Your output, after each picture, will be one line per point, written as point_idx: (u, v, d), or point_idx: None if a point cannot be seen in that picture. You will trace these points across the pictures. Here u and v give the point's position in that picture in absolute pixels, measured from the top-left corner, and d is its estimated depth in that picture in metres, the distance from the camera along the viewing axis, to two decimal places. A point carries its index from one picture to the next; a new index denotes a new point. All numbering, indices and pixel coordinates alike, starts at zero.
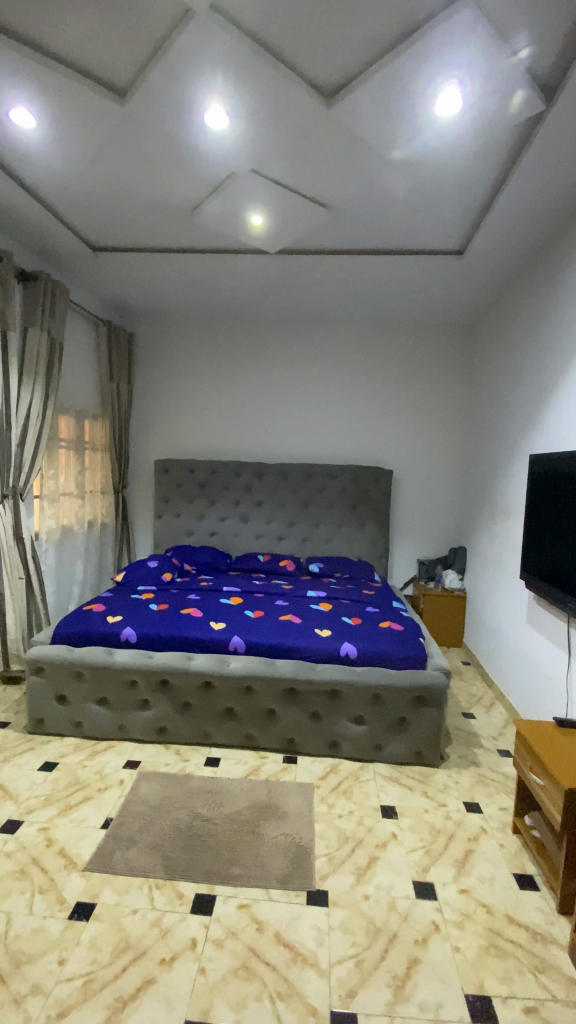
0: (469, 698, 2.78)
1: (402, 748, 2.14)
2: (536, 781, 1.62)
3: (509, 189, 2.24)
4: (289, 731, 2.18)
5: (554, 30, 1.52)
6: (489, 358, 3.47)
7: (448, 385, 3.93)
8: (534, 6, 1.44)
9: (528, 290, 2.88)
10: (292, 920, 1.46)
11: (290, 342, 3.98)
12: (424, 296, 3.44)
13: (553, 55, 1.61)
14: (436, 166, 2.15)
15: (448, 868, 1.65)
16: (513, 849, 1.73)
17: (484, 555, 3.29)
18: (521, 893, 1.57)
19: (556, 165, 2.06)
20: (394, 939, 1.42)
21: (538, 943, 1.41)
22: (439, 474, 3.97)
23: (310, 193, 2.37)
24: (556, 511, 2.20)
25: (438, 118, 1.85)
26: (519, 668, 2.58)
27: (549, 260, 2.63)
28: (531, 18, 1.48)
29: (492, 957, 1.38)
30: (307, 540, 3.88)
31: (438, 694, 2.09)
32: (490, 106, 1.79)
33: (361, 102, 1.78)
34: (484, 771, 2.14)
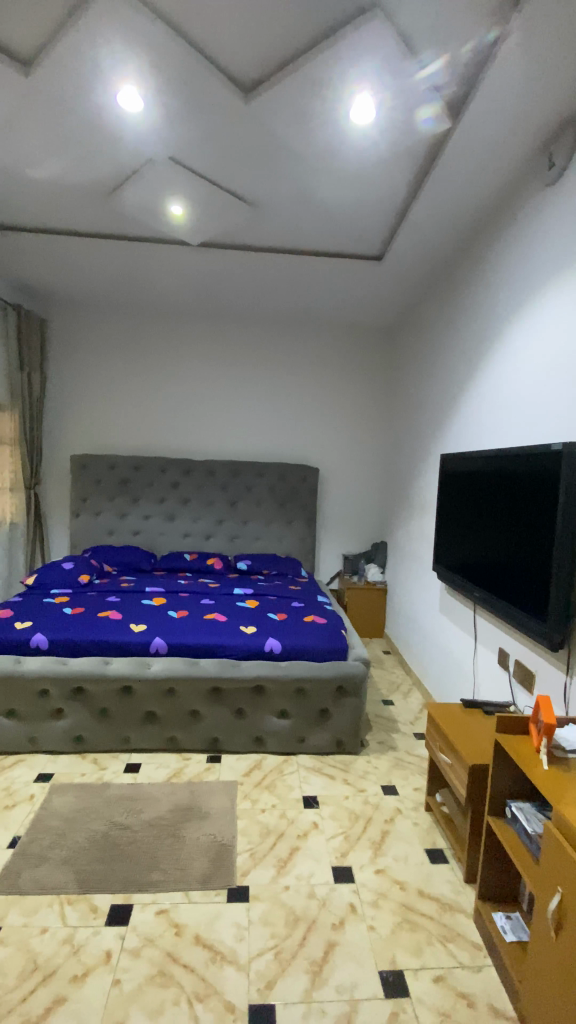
0: (389, 686, 2.91)
1: (324, 739, 2.19)
2: (445, 761, 1.73)
3: (421, 199, 2.34)
4: (213, 730, 2.16)
5: (457, 57, 1.61)
6: (406, 361, 3.63)
7: (370, 386, 4.06)
8: (438, 30, 1.52)
9: (441, 299, 3.05)
10: (212, 919, 1.45)
11: (217, 338, 3.93)
12: (346, 298, 3.53)
13: (457, 82, 1.71)
14: (353, 172, 2.20)
15: (365, 850, 1.72)
16: (426, 826, 1.84)
17: (403, 549, 3.45)
18: (432, 867, 1.66)
19: (462, 181, 2.19)
20: (312, 926, 1.45)
21: (446, 913, 1.51)
22: (363, 471, 4.10)
23: (230, 187, 2.35)
24: (464, 506, 2.35)
25: (353, 125, 1.90)
26: (433, 655, 2.73)
27: (459, 270, 2.79)
28: (436, 42, 1.56)
29: (404, 931, 1.45)
30: (234, 537, 3.86)
31: (357, 684, 2.16)
32: (400, 118, 1.87)
33: (278, 99, 1.79)
34: (400, 754, 2.25)
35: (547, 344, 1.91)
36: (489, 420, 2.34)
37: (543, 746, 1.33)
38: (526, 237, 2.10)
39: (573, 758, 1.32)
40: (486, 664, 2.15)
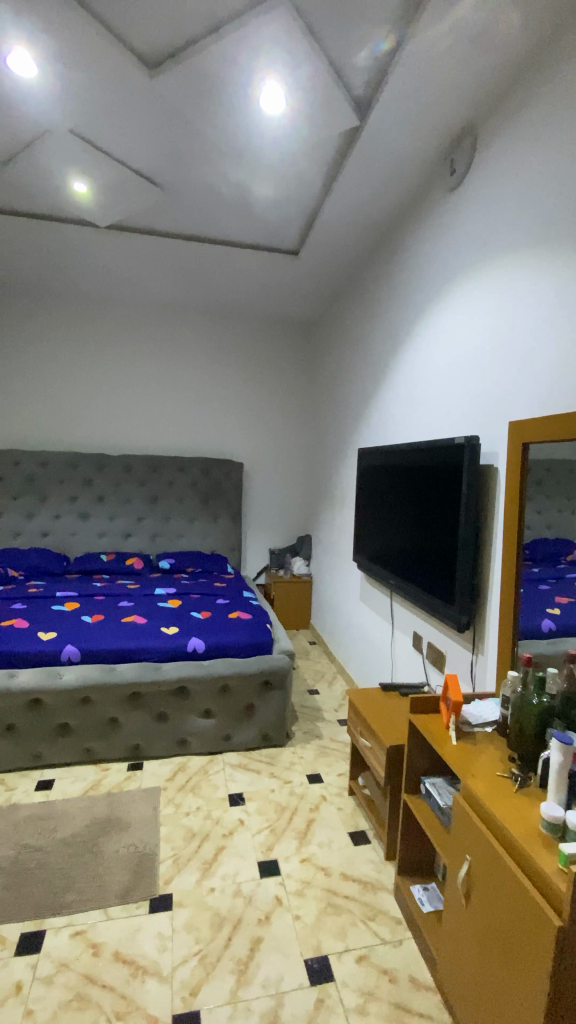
0: (314, 676, 2.96)
1: (250, 734, 2.18)
2: (365, 744, 1.78)
3: (334, 195, 2.37)
4: (133, 737, 2.08)
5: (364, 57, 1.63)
6: (326, 356, 3.69)
7: (291, 380, 4.08)
8: (344, 28, 1.52)
9: (356, 296, 3.12)
10: (133, 933, 1.40)
11: (132, 328, 3.76)
12: (264, 291, 3.51)
13: (364, 83, 1.75)
14: (265, 162, 2.18)
15: (290, 841, 1.73)
16: (349, 810, 1.89)
17: (326, 541, 3.51)
18: (355, 849, 1.71)
19: (371, 181, 2.25)
20: (238, 925, 1.44)
21: (368, 892, 1.56)
22: (286, 465, 4.13)
23: (139, 167, 2.23)
24: (380, 497, 2.43)
25: (263, 113, 1.88)
26: (355, 643, 2.81)
27: (372, 268, 2.87)
28: (342, 39, 1.56)
29: (329, 916, 1.48)
30: (156, 535, 3.73)
31: (282, 676, 2.17)
32: (310, 111, 1.87)
33: (185, 78, 1.72)
34: (325, 742, 2.29)
35: (451, 344, 2.02)
36: (400, 415, 2.44)
37: (452, 722, 1.41)
38: (431, 241, 2.20)
39: (479, 731, 1.41)
40: (403, 648, 2.24)
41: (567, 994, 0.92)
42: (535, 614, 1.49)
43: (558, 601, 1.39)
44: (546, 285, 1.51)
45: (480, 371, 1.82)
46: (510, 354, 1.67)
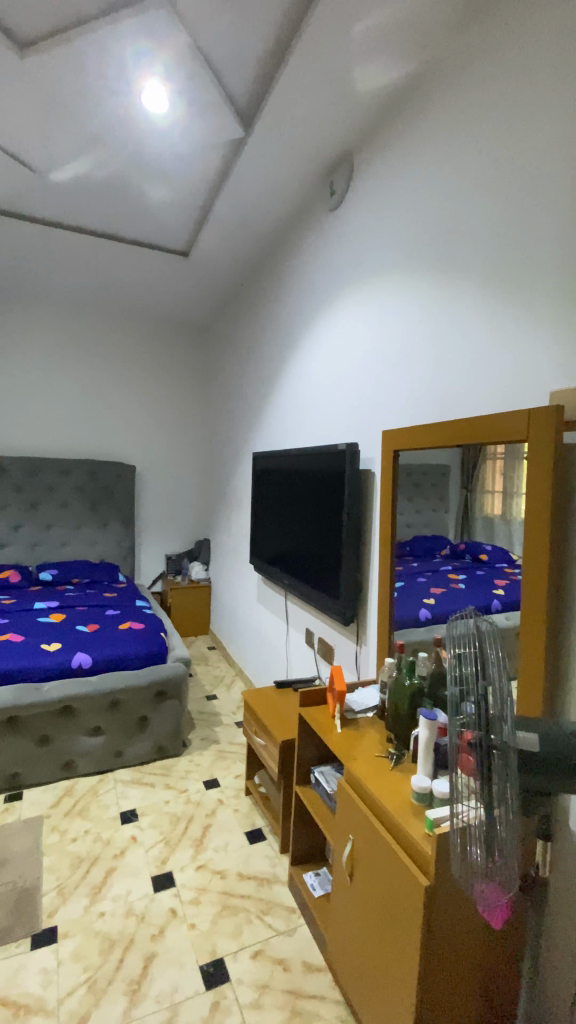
0: (212, 681, 2.94)
1: (144, 748, 2.12)
2: (260, 743, 1.82)
3: (222, 202, 2.39)
4: (11, 765, 1.91)
5: (247, 71, 1.67)
6: (220, 360, 3.70)
7: (185, 383, 4.03)
8: (226, 40, 1.55)
9: (247, 302, 3.17)
10: (11, 975, 1.29)
11: (5, 319, 3.45)
12: (155, 291, 3.43)
13: (248, 95, 1.79)
14: (151, 160, 2.13)
15: (186, 851, 1.71)
16: (246, 810, 1.91)
17: (223, 544, 3.51)
18: (252, 848, 1.74)
19: (258, 192, 2.30)
20: (130, 944, 1.39)
21: (264, 888, 1.59)
22: (182, 468, 4.06)
23: (7, 147, 2.06)
24: (272, 499, 2.50)
25: (147, 111, 1.84)
26: (252, 645, 2.85)
27: (262, 276, 2.94)
28: (225, 51, 1.59)
29: (225, 918, 1.48)
30: (37, 545, 3.45)
31: (177, 685, 2.13)
32: (195, 115, 1.87)
33: (60, 61, 1.62)
34: (222, 746, 2.29)
35: (334, 354, 2.14)
36: (290, 420, 2.52)
37: (337, 712, 1.49)
38: (316, 255, 2.31)
39: (361, 717, 1.51)
40: (296, 646, 2.32)
41: (436, 947, 1.02)
42: (413, 605, 1.63)
43: (433, 593, 1.56)
44: (412, 306, 1.67)
45: (359, 382, 1.96)
46: (385, 366, 1.81)
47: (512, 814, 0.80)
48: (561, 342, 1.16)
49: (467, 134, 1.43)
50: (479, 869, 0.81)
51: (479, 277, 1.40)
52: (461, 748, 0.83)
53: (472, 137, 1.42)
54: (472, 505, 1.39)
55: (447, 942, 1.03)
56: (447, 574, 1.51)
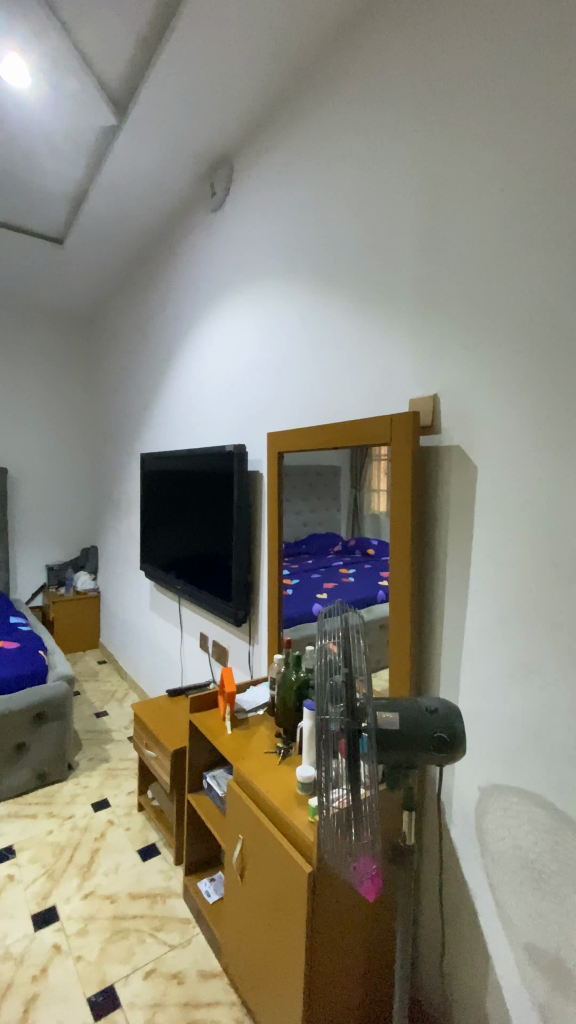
0: (102, 697, 2.79)
1: (22, 777, 1.95)
2: (151, 755, 1.76)
3: (98, 191, 2.27)
4: None
5: (117, 59, 1.60)
6: (104, 357, 3.51)
7: (66, 380, 3.77)
8: (92, 23, 1.47)
9: (131, 298, 3.05)
10: None
11: None
12: (27, 279, 3.16)
13: (120, 84, 1.72)
14: (14, 138, 1.96)
15: (72, 880, 1.60)
16: (138, 827, 1.84)
17: (112, 551, 3.34)
18: (144, 865, 1.68)
19: (136, 185, 2.23)
20: (6, 993, 1.27)
21: (158, 904, 1.54)
22: (64, 472, 3.79)
23: None
24: (162, 503, 2.43)
25: (5, 84, 1.69)
26: (146, 654, 2.75)
27: (146, 271, 2.84)
28: (91, 34, 1.51)
29: (115, 942, 1.41)
30: None
31: (60, 706, 1.99)
32: (62, 97, 1.75)
33: None
34: (113, 764, 2.18)
35: (219, 356, 2.13)
36: (178, 422, 2.47)
37: (227, 714, 1.49)
38: (199, 255, 2.29)
39: (252, 717, 1.53)
40: (191, 652, 2.28)
41: (322, 930, 1.06)
42: (307, 601, 1.67)
43: (326, 587, 1.59)
44: (291, 313, 1.72)
45: (244, 384, 1.97)
46: (267, 371, 1.84)
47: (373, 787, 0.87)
48: (418, 356, 1.28)
49: (338, 151, 1.51)
50: (346, 842, 0.87)
51: (350, 289, 1.48)
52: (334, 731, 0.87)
53: (342, 155, 1.50)
54: (361, 504, 1.42)
55: (331, 922, 1.08)
56: (338, 570, 1.53)
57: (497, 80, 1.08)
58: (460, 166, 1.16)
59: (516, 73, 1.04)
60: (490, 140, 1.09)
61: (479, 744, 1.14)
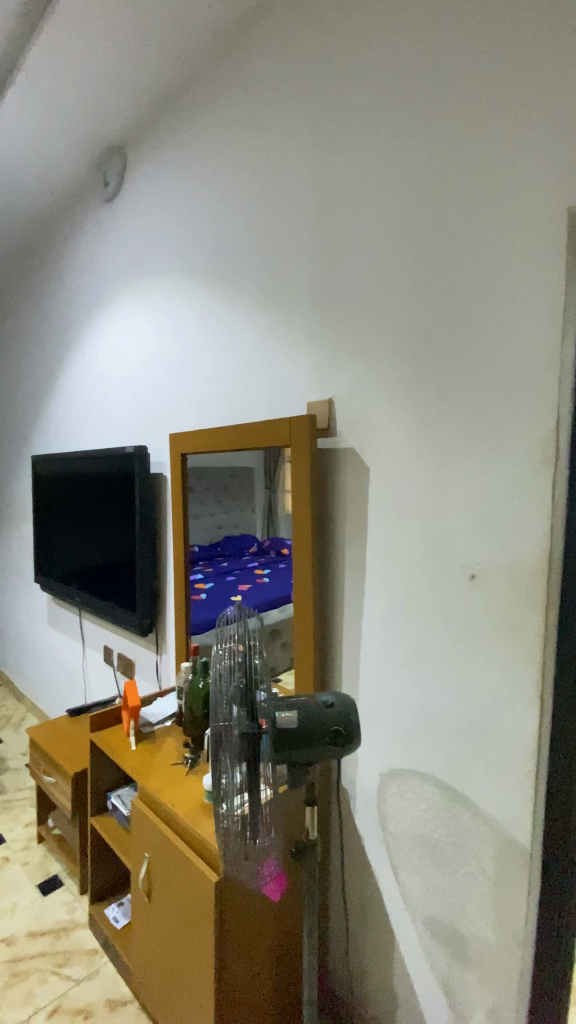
0: None
1: None
2: (50, 781, 1.64)
3: None
4: None
5: None
6: None
7: None
8: None
9: (16, 290, 2.83)
10: None
11: None
12: None
13: None
14: None
15: None
16: (38, 860, 1.71)
17: (3, 565, 3.07)
18: (45, 900, 1.56)
19: (17, 169, 2.06)
20: None
21: (61, 938, 1.44)
22: None
23: None
24: (59, 509, 2.28)
25: None
26: (45, 673, 2.56)
27: (33, 262, 2.65)
28: None
29: (12, 988, 1.30)
30: None
31: None
32: None
33: None
34: (8, 796, 2.01)
35: (115, 355, 2.04)
36: (74, 422, 2.33)
37: (132, 729, 1.43)
38: (91, 249, 2.18)
39: (158, 729, 1.48)
40: (94, 666, 2.16)
41: (230, 937, 1.05)
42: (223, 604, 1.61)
43: (240, 589, 1.55)
44: (188, 313, 1.69)
45: (143, 384, 1.90)
46: (166, 371, 1.79)
47: (271, 789, 0.86)
48: (313, 361, 1.31)
49: (231, 154, 1.51)
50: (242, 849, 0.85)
51: (246, 293, 1.48)
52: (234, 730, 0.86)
53: (236, 158, 1.50)
54: (275, 504, 1.37)
55: (240, 927, 1.07)
56: (253, 572, 1.49)
57: (381, 98, 1.13)
58: (349, 178, 1.20)
59: (398, 94, 1.10)
60: (376, 156, 1.15)
61: (378, 733, 1.19)
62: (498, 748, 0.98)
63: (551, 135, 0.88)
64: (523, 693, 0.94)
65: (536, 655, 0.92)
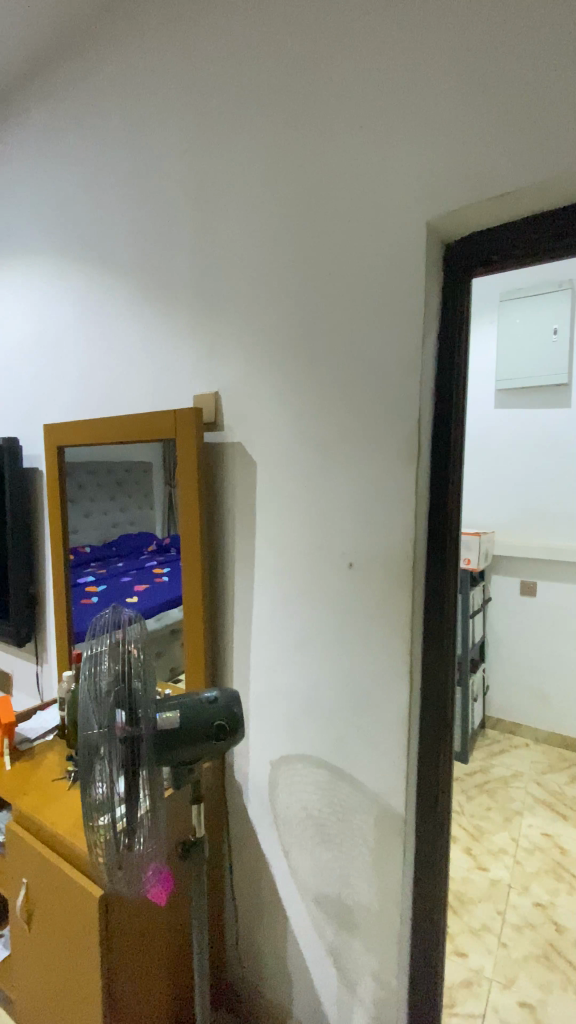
0: None
1: None
2: None
3: None
4: None
5: None
6: None
7: None
8: None
9: None
10: None
11: None
12: None
13: None
14: None
15: None
16: None
17: None
18: None
19: None
20: None
21: None
22: None
23: None
24: None
25: None
26: None
27: None
28: None
29: None
30: None
31: None
32: None
33: None
34: None
35: None
36: None
37: (6, 749, 1.32)
38: None
39: (38, 745, 1.38)
40: None
41: (119, 949, 1.01)
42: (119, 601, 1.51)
43: (137, 589, 1.47)
44: (63, 297, 1.57)
45: (13, 371, 1.74)
46: (39, 358, 1.66)
47: (149, 802, 0.82)
48: (197, 354, 1.29)
49: (106, 130, 1.42)
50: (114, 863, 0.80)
51: (126, 279, 1.41)
52: (111, 745, 0.80)
53: (112, 135, 1.41)
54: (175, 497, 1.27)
55: (130, 937, 1.04)
56: (151, 571, 1.42)
57: (258, 92, 1.12)
58: (230, 169, 1.19)
59: (276, 90, 1.10)
60: (255, 150, 1.14)
61: (269, 723, 1.21)
62: (376, 723, 1.04)
63: (410, 149, 0.94)
64: (396, 670, 1.01)
65: (406, 633, 1.00)
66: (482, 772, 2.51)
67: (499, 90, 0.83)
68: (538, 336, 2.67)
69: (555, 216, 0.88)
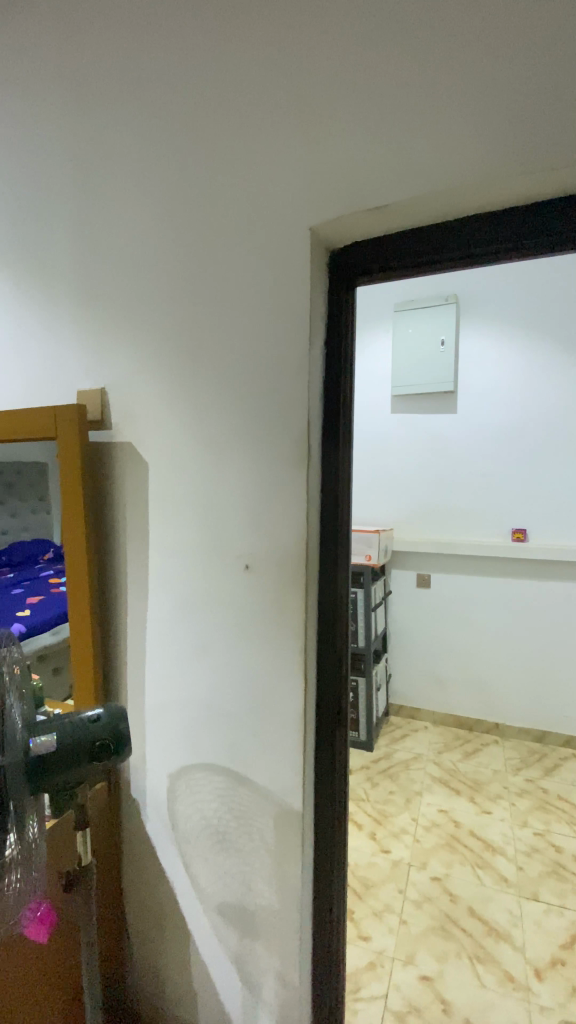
0: None
1: None
2: None
3: None
4: None
5: None
6: None
7: None
8: None
9: None
10: None
11: None
12: None
13: None
14: None
15: None
16: None
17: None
18: None
19: None
20: None
21: None
22: None
23: None
24: None
25: None
26: None
27: None
28: None
29: None
30: None
31: None
32: None
33: None
34: None
35: None
36: None
37: None
38: None
39: None
40: None
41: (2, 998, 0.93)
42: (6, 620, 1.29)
43: (30, 603, 1.29)
44: None
45: None
46: None
47: (17, 839, 0.74)
48: (80, 347, 1.21)
49: None
50: None
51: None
52: None
53: None
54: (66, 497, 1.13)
55: (15, 981, 0.96)
56: (48, 581, 1.27)
57: (141, 76, 1.08)
58: (113, 154, 1.13)
59: (158, 77, 1.06)
60: (140, 136, 1.09)
61: (167, 734, 1.17)
62: (273, 724, 1.04)
63: (293, 151, 0.94)
64: (291, 670, 1.02)
65: (300, 633, 1.01)
66: (386, 758, 2.64)
67: (373, 104, 0.86)
68: (429, 345, 2.86)
69: (427, 231, 0.93)
